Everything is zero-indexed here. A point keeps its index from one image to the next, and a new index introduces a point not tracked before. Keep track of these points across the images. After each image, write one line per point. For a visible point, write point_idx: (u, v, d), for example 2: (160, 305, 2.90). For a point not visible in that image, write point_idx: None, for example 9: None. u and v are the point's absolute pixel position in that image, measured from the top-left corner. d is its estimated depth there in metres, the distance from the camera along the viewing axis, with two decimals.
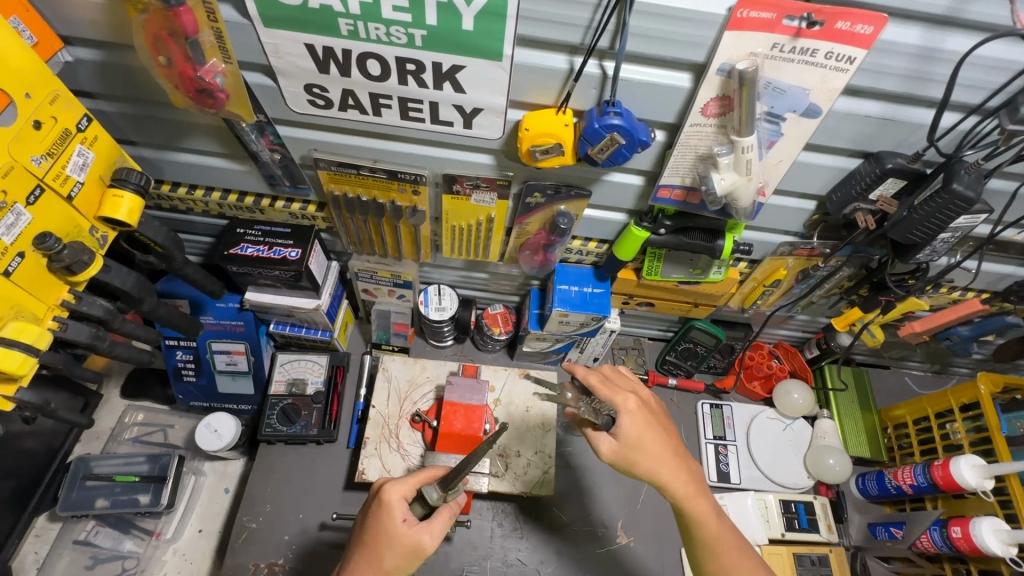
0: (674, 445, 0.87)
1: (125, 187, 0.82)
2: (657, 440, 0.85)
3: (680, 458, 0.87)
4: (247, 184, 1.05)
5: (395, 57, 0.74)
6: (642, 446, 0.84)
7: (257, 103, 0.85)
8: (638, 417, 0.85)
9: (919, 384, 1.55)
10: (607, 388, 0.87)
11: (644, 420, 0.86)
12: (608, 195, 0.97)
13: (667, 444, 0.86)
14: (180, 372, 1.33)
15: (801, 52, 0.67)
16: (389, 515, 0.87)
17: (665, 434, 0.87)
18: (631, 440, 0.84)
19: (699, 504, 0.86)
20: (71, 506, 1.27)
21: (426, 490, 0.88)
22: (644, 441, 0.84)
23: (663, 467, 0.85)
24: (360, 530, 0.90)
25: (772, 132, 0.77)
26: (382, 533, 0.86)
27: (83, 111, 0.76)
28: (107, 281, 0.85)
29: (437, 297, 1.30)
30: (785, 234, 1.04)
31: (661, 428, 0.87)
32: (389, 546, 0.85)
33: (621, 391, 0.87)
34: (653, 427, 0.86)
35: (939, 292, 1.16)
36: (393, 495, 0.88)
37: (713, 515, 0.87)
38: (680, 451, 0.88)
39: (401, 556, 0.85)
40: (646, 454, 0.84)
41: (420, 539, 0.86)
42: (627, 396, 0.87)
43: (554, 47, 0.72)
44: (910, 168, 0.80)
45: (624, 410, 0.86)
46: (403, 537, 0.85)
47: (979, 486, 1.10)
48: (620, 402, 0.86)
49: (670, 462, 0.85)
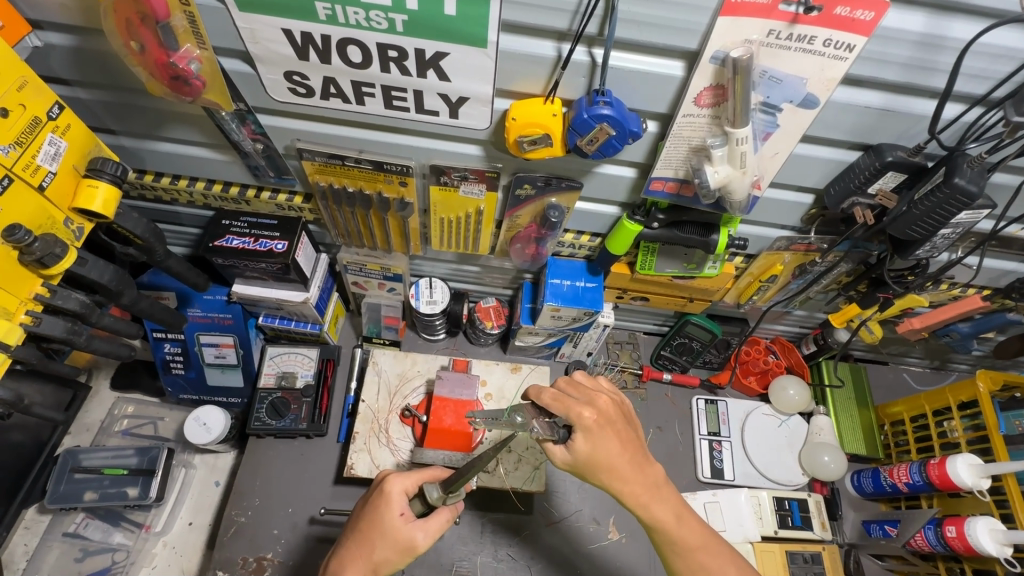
0: (633, 453, 0.83)
1: (99, 178, 0.80)
2: (615, 452, 0.81)
3: (639, 465, 0.83)
4: (231, 174, 1.02)
5: (377, 43, 0.71)
6: (598, 460, 0.82)
7: (236, 90, 0.82)
8: (593, 432, 0.81)
9: (918, 381, 1.52)
10: (559, 404, 0.84)
11: (599, 433, 0.82)
12: (602, 187, 0.94)
13: (625, 455, 0.82)
14: (169, 365, 1.32)
15: (798, 39, 0.64)
16: (387, 506, 0.86)
17: (625, 442, 0.83)
18: (584, 456, 0.82)
19: (657, 510, 0.84)
20: (59, 498, 1.27)
21: (426, 487, 0.86)
22: (599, 456, 0.81)
23: (622, 478, 0.82)
24: (358, 516, 0.89)
25: (768, 123, 0.74)
26: (377, 523, 0.85)
27: (54, 99, 0.74)
28: (83, 274, 0.83)
29: (428, 290, 1.27)
30: (781, 228, 1.01)
31: (618, 438, 0.82)
32: (382, 538, 0.84)
33: (574, 406, 0.82)
34: (610, 439, 0.82)
35: (939, 288, 1.14)
36: (394, 487, 0.87)
37: (672, 520, 0.84)
38: (639, 460, 0.84)
39: (393, 551, 0.84)
40: (603, 466, 0.82)
41: (414, 536, 0.85)
42: (582, 409, 0.82)
43: (541, 34, 0.70)
44: (910, 161, 0.77)
45: (579, 426, 0.82)
46: (397, 531, 0.85)
47: (975, 485, 1.09)
48: (574, 418, 0.82)
49: (627, 470, 0.82)
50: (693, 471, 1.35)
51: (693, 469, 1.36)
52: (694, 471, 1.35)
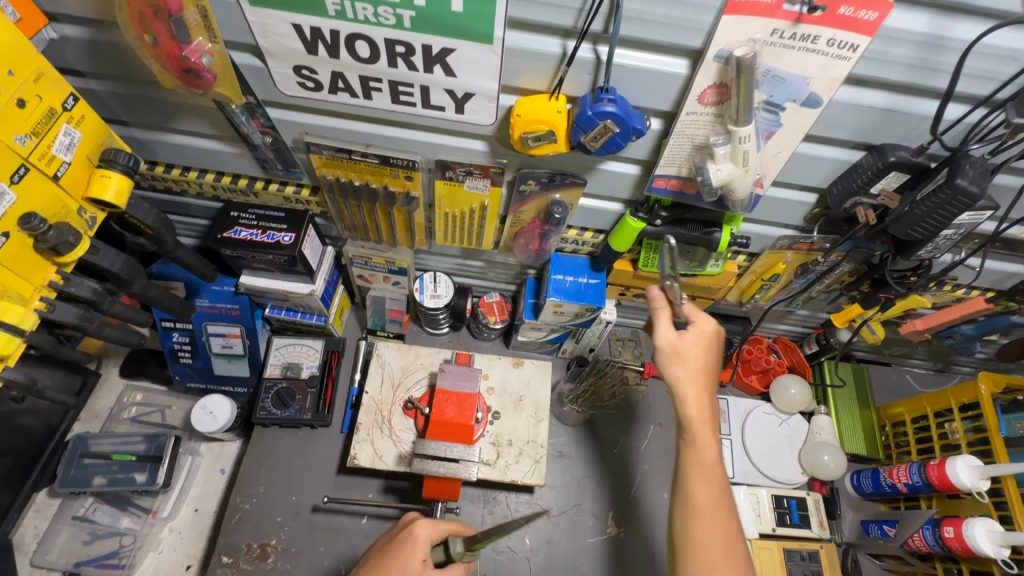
0: (713, 386, 0.89)
1: (113, 168, 0.81)
2: (680, 411, 0.86)
3: (715, 396, 0.88)
4: (239, 167, 1.04)
5: (385, 39, 0.72)
6: (693, 358, 0.88)
7: (247, 84, 0.84)
8: (705, 335, 0.89)
9: (920, 383, 1.53)
10: (689, 307, 0.92)
11: (690, 388, 0.86)
12: (605, 184, 0.95)
13: (693, 415, 0.85)
14: (177, 354, 1.34)
15: (802, 39, 0.65)
16: (413, 548, 0.85)
17: (716, 374, 0.90)
18: (685, 344, 0.88)
19: (703, 438, 0.84)
20: (69, 483, 1.29)
21: (454, 540, 0.87)
22: (702, 358, 0.88)
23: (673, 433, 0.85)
24: (383, 547, 0.89)
25: (771, 122, 0.75)
26: (400, 564, 0.84)
27: (69, 91, 0.76)
28: (95, 262, 0.85)
29: (432, 284, 1.29)
30: (784, 227, 1.02)
31: (717, 361, 0.90)
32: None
33: (701, 314, 0.92)
34: (712, 354, 0.89)
35: (942, 290, 1.14)
36: (423, 531, 0.87)
37: (710, 459, 0.84)
38: (717, 396, 0.89)
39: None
40: None
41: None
42: (707, 320, 0.91)
43: (547, 31, 0.70)
44: (913, 161, 0.78)
45: (700, 324, 0.90)
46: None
47: (974, 487, 1.09)
48: (697, 317, 0.90)
49: (704, 386, 0.87)
50: None
51: None
52: None
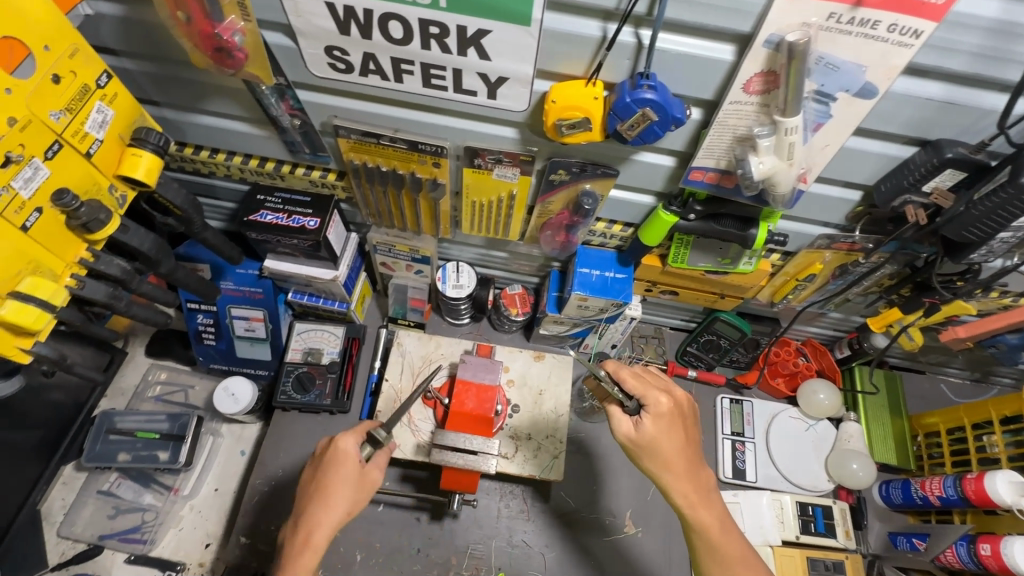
0: (690, 457, 0.86)
1: (144, 147, 0.81)
2: (672, 443, 0.84)
3: (694, 470, 0.86)
4: (267, 150, 1.03)
5: (419, 19, 0.70)
6: (660, 446, 0.84)
7: (278, 64, 0.82)
8: (663, 419, 0.84)
9: (956, 393, 1.47)
10: (639, 383, 0.86)
11: (668, 422, 0.85)
12: (637, 176, 0.92)
13: (681, 450, 0.85)
14: (201, 335, 1.35)
15: (860, 23, 0.61)
16: (342, 456, 0.92)
17: (688, 438, 0.87)
18: (648, 437, 0.84)
19: (703, 513, 0.85)
20: (95, 457, 1.32)
21: (375, 431, 0.95)
22: (664, 443, 0.84)
23: (671, 469, 0.85)
24: (310, 485, 0.93)
25: (820, 113, 0.71)
26: (340, 479, 0.91)
27: (103, 68, 0.76)
28: (125, 241, 0.85)
29: (455, 274, 1.27)
30: (824, 225, 0.97)
31: (684, 434, 0.86)
32: (348, 487, 0.91)
33: (654, 390, 0.86)
34: (676, 430, 0.85)
35: (989, 296, 1.08)
36: (348, 443, 0.94)
37: (716, 529, 0.85)
38: (695, 463, 0.86)
39: (359, 493, 0.92)
40: (658, 453, 0.84)
41: (374, 477, 0.94)
42: (659, 395, 0.86)
43: (588, 12, 0.68)
44: (972, 158, 0.73)
45: (652, 408, 0.85)
46: (360, 477, 0.93)
47: (1015, 504, 1.03)
48: (650, 401, 0.85)
49: (682, 472, 0.85)
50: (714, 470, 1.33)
51: (714, 469, 1.33)
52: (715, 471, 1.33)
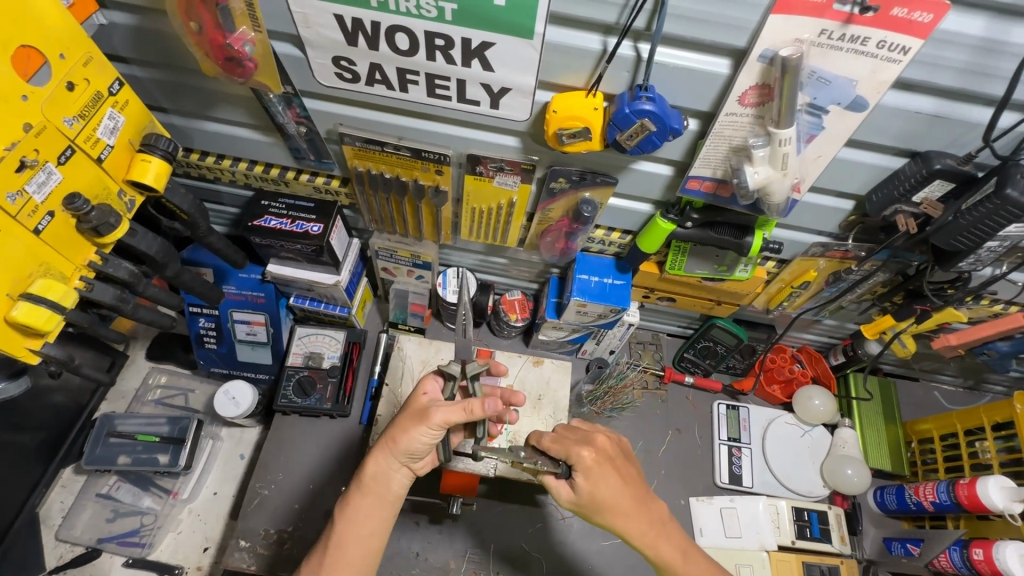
0: (637, 494, 0.86)
1: (153, 153, 0.83)
2: (613, 490, 0.84)
3: (638, 508, 0.85)
4: (273, 156, 1.05)
5: (425, 31, 0.73)
6: (601, 499, 0.84)
7: (285, 74, 0.85)
8: (593, 471, 0.84)
9: (948, 400, 1.48)
10: (561, 446, 0.87)
11: (600, 471, 0.84)
12: (636, 184, 0.94)
13: (625, 492, 0.84)
14: (202, 339, 1.36)
15: (850, 40, 0.63)
16: (416, 390, 0.92)
17: (624, 477, 0.86)
18: (587, 497, 0.85)
19: (664, 547, 0.85)
20: (95, 460, 1.32)
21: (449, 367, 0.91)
22: (603, 493, 0.84)
23: (624, 516, 0.84)
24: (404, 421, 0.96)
25: (813, 125, 0.73)
26: (409, 407, 0.92)
27: (115, 75, 0.77)
28: (133, 244, 0.87)
29: (455, 280, 1.29)
30: (817, 234, 1.00)
31: (619, 475, 0.85)
32: (411, 417, 0.87)
33: (574, 445, 0.86)
34: (611, 476, 0.85)
35: (979, 304, 1.10)
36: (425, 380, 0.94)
37: (678, 561, 0.85)
38: (642, 500, 0.86)
39: (416, 424, 0.85)
40: (604, 505, 0.84)
41: (434, 416, 0.84)
42: (581, 450, 0.85)
43: (588, 27, 0.70)
44: (959, 170, 0.75)
45: (579, 466, 0.85)
46: (422, 408, 0.87)
47: (1007, 509, 1.05)
48: (574, 459, 0.85)
49: (632, 515, 0.84)
50: (710, 475, 1.35)
51: (710, 474, 1.35)
52: (711, 476, 1.34)
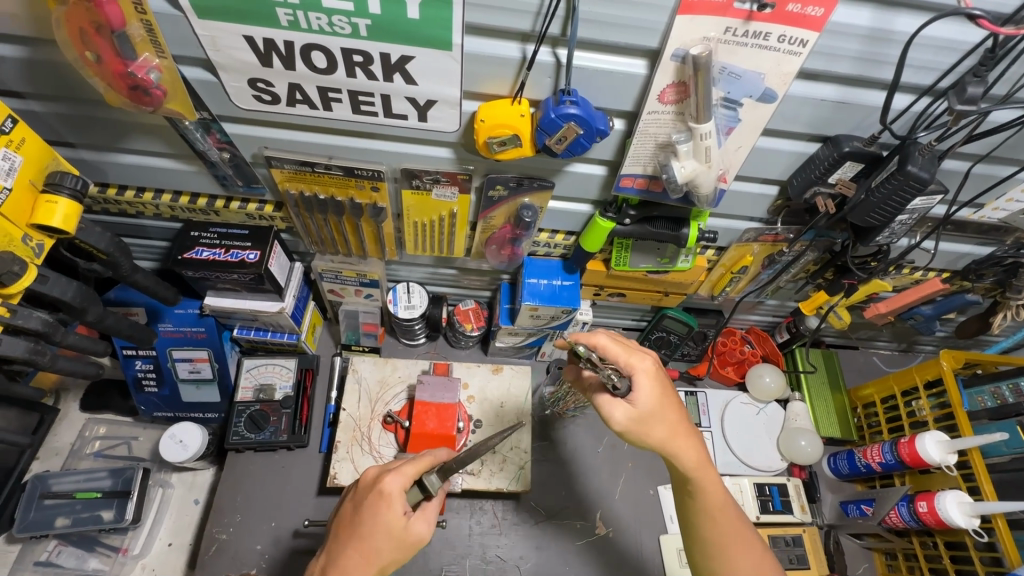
0: (687, 421, 0.83)
1: (59, 193, 0.78)
2: (673, 409, 0.81)
3: (692, 432, 0.83)
4: (198, 184, 1.01)
5: (341, 48, 0.71)
6: (660, 412, 0.80)
7: (199, 99, 0.81)
8: (653, 381, 0.81)
9: (886, 363, 1.58)
10: (622, 349, 0.82)
11: (659, 383, 0.81)
12: (571, 185, 0.95)
13: (679, 416, 0.81)
14: (141, 382, 1.28)
15: (754, 36, 0.66)
16: (389, 510, 0.81)
17: (677, 401, 0.84)
18: (647, 410, 0.79)
19: (711, 483, 0.83)
20: (29, 526, 1.21)
21: (427, 479, 0.85)
22: (662, 406, 0.80)
23: (678, 443, 0.81)
24: (348, 519, 0.84)
25: (730, 118, 0.76)
26: (379, 527, 0.80)
27: (7, 112, 0.72)
28: (44, 292, 0.81)
29: (406, 295, 1.27)
30: (749, 220, 1.04)
31: (673, 400, 0.82)
32: (389, 541, 0.81)
33: (637, 351, 0.83)
34: (667, 397, 0.81)
35: (902, 273, 1.18)
36: (393, 487, 0.82)
37: (720, 506, 0.84)
38: (692, 429, 0.83)
39: (399, 550, 0.82)
40: (660, 419, 0.80)
41: (419, 531, 0.83)
42: (642, 359, 0.82)
43: (506, 35, 0.70)
44: (867, 151, 0.80)
45: (641, 372, 0.81)
46: (403, 530, 0.82)
47: (943, 460, 1.12)
48: (638, 363, 0.81)
49: (684, 437, 0.81)
50: None
51: None
52: None
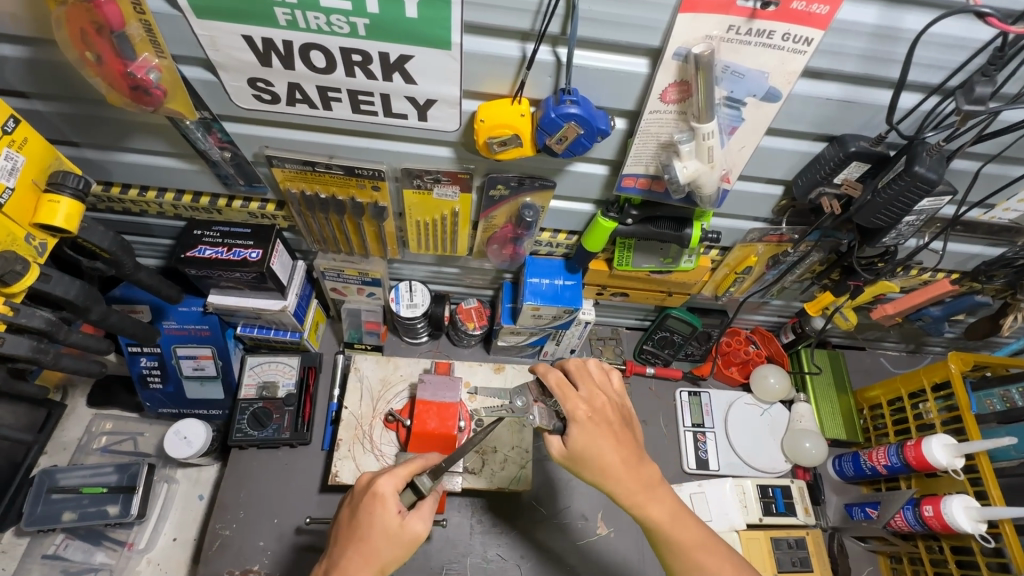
0: (630, 456, 0.86)
1: (62, 192, 0.78)
2: (608, 451, 0.84)
3: (632, 468, 0.85)
4: (200, 183, 1.01)
5: (340, 48, 0.71)
6: (592, 455, 0.84)
7: (199, 99, 0.81)
8: (586, 426, 0.84)
9: (894, 365, 1.56)
10: (559, 392, 0.87)
11: (593, 427, 0.85)
12: (572, 185, 0.94)
13: (617, 455, 0.84)
14: (146, 379, 1.29)
15: (758, 34, 0.65)
16: (383, 511, 0.82)
17: (619, 438, 0.86)
18: (578, 453, 0.84)
19: (654, 509, 0.85)
20: (37, 520, 1.23)
21: (419, 479, 0.86)
22: (594, 450, 0.84)
23: (614, 479, 0.84)
24: (348, 518, 0.85)
25: (733, 117, 0.75)
26: (376, 528, 0.81)
27: (9, 112, 0.72)
28: (47, 290, 0.81)
29: (408, 294, 1.27)
30: (754, 220, 1.03)
31: (613, 438, 0.85)
32: (387, 540, 0.81)
33: (571, 397, 0.86)
34: (604, 437, 0.84)
35: (909, 274, 1.16)
36: (386, 487, 0.83)
37: (682, 543, 0.85)
38: (634, 463, 0.86)
39: (397, 548, 0.82)
40: (593, 461, 0.84)
41: (415, 529, 0.83)
42: (577, 403, 0.86)
43: (505, 34, 0.69)
44: (873, 151, 0.79)
45: (572, 418, 0.85)
46: (398, 528, 0.82)
47: (950, 464, 1.11)
48: (570, 410, 0.85)
49: (619, 475, 0.84)
50: (678, 463, 1.36)
51: (678, 461, 1.36)
52: (679, 463, 1.36)
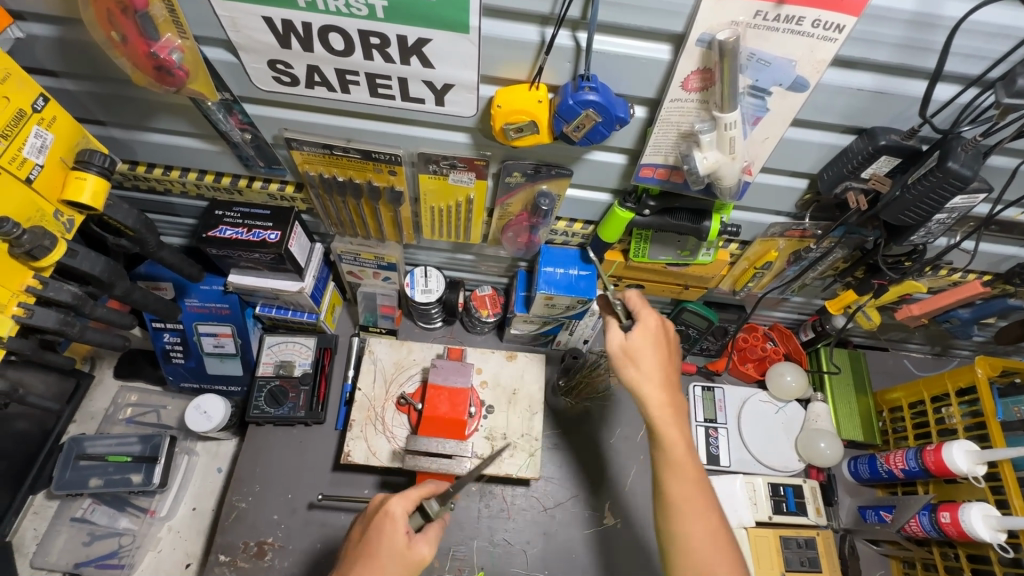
0: (670, 376, 0.91)
1: (88, 170, 0.80)
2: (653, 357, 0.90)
3: (670, 387, 0.90)
4: (222, 164, 1.03)
5: (358, 30, 0.70)
6: (645, 355, 0.90)
7: (220, 79, 0.82)
8: (646, 332, 0.92)
9: (918, 367, 1.51)
10: (636, 302, 0.95)
11: (652, 337, 0.91)
12: (590, 174, 0.93)
13: (659, 366, 0.90)
14: (169, 354, 1.33)
15: (786, 20, 0.63)
16: (391, 530, 0.83)
17: (665, 360, 0.91)
18: (635, 346, 0.91)
19: (671, 430, 0.86)
20: (66, 484, 1.29)
21: (427, 502, 0.88)
22: (650, 352, 0.91)
23: (648, 382, 0.89)
24: (358, 540, 0.87)
25: (757, 107, 0.73)
26: (382, 548, 0.82)
27: (38, 91, 0.74)
28: (74, 266, 0.84)
29: (423, 279, 1.27)
30: (776, 214, 1.00)
31: (664, 354, 0.91)
32: (391, 561, 0.81)
33: (646, 308, 0.94)
34: (656, 349, 0.91)
35: (938, 275, 1.12)
36: (397, 507, 0.86)
37: (677, 456, 0.85)
38: (672, 384, 0.90)
39: (401, 570, 0.81)
40: (634, 360, 0.90)
41: (421, 552, 0.83)
42: (648, 313, 0.94)
43: (525, 18, 0.68)
44: (904, 144, 0.76)
45: (642, 321, 0.93)
46: (406, 549, 0.83)
47: (970, 471, 1.08)
48: (642, 314, 0.93)
49: (655, 381, 0.89)
50: None
51: None
52: None
